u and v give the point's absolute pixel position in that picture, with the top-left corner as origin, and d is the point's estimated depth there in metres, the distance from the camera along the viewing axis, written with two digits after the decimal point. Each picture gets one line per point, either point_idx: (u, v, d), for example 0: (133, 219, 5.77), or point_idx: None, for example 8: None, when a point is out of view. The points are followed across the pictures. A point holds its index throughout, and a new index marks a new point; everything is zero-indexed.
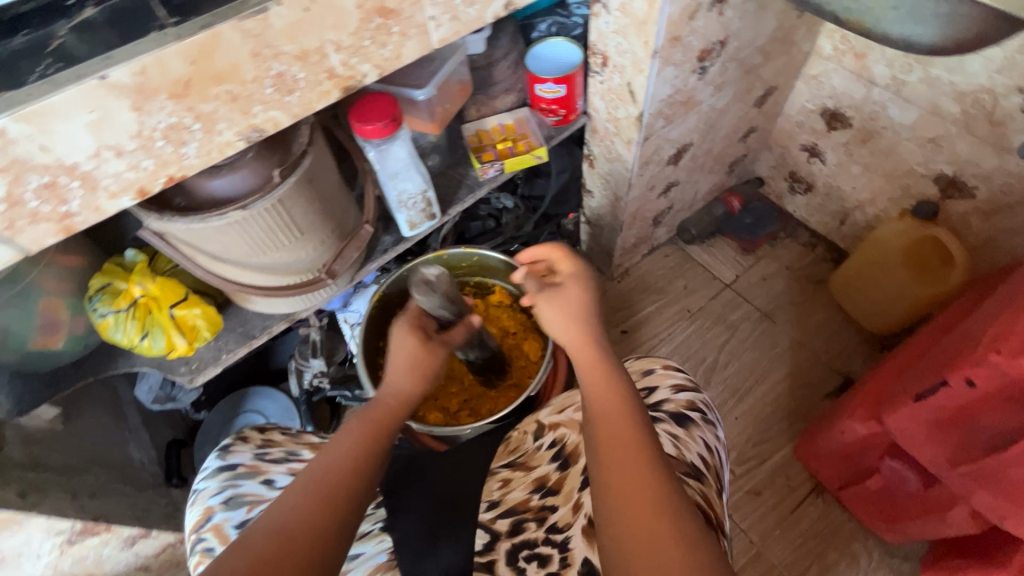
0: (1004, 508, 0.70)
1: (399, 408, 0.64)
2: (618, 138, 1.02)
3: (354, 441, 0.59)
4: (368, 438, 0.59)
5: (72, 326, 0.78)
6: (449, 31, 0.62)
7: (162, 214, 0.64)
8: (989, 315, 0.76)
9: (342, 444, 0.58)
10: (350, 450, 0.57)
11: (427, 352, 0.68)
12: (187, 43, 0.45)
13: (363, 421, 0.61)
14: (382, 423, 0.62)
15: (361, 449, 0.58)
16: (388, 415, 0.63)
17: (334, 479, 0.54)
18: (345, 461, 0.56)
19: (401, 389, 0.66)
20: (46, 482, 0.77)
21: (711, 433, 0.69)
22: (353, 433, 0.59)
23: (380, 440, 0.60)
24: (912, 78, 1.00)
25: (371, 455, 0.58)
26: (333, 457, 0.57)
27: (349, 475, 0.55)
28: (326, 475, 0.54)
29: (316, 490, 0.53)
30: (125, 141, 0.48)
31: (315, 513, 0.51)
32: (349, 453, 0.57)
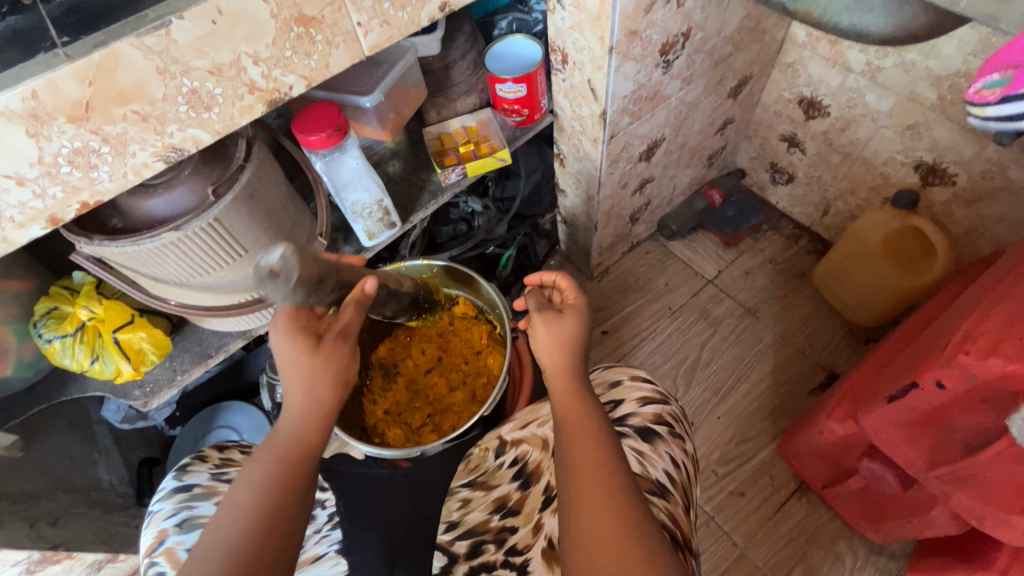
0: (983, 510, 0.67)
1: (309, 437, 0.55)
2: (585, 136, 0.98)
3: (259, 495, 0.51)
4: (279, 471, 0.53)
5: (20, 351, 0.75)
6: (379, 37, 0.62)
7: (93, 237, 0.62)
8: (963, 311, 0.74)
9: (243, 497, 0.51)
10: (255, 506, 0.51)
11: (319, 363, 0.55)
12: (80, 63, 0.45)
13: (268, 454, 0.54)
14: (287, 460, 0.54)
15: (271, 500, 0.51)
16: (295, 445, 0.55)
17: (240, 541, 0.49)
18: (249, 521, 0.50)
19: (305, 412, 0.56)
20: (0, 512, 0.76)
21: (678, 448, 0.66)
22: (260, 469, 0.53)
23: (289, 474, 0.53)
24: (887, 63, 0.97)
25: (284, 492, 0.52)
26: (239, 514, 0.50)
27: (258, 539, 0.49)
28: (229, 535, 0.49)
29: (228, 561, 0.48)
30: (25, 168, 0.48)
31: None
32: (251, 513, 0.50)
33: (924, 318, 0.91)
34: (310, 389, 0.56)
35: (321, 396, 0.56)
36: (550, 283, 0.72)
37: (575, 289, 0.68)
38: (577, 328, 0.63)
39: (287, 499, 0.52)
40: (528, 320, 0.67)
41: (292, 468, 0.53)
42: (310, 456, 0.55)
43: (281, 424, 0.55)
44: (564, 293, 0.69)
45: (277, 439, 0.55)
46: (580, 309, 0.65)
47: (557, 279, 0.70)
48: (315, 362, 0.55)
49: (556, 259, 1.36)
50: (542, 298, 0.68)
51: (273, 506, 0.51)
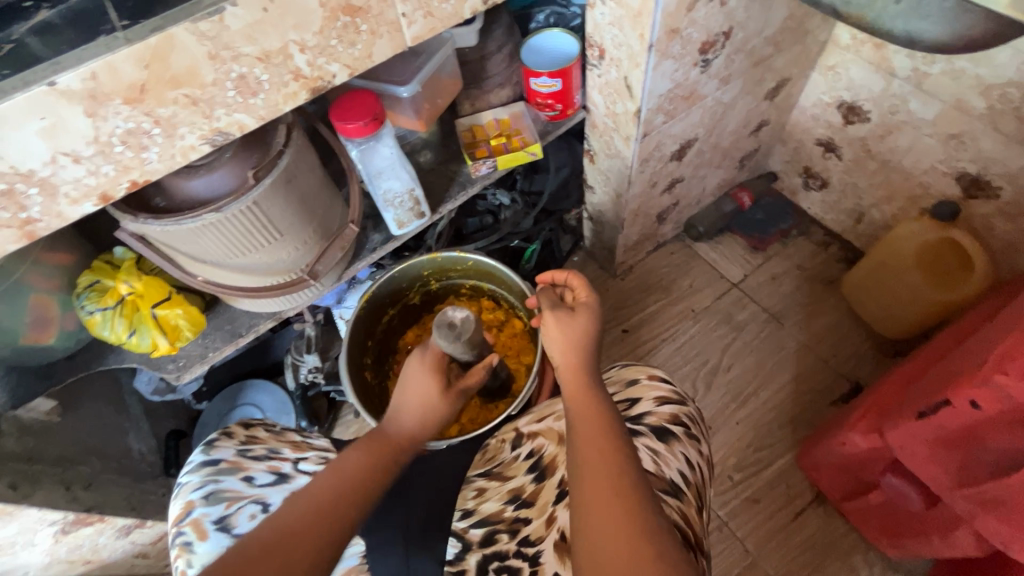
0: (1008, 533, 0.65)
1: (405, 445, 0.65)
2: (617, 133, 0.97)
3: (356, 463, 0.59)
4: (375, 455, 0.62)
5: (63, 321, 0.78)
6: (422, 28, 0.63)
7: (137, 215, 0.64)
8: (1001, 329, 0.72)
9: (345, 464, 0.59)
10: (356, 470, 0.58)
11: (446, 399, 0.70)
12: (137, 47, 0.47)
13: (370, 443, 0.63)
14: (386, 449, 0.63)
15: (368, 472, 0.59)
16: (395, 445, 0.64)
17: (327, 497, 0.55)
18: (341, 488, 0.56)
19: (410, 426, 0.67)
20: (39, 474, 0.79)
21: (693, 448, 0.66)
22: (361, 451, 0.61)
23: (382, 460, 0.61)
24: (934, 70, 0.94)
25: (377, 471, 0.60)
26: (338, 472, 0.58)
27: (350, 494, 0.56)
28: (324, 490, 0.55)
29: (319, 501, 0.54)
30: (81, 147, 0.50)
31: (313, 516, 0.52)
32: (348, 475, 0.58)
33: (956, 335, 0.89)
34: (422, 416, 0.68)
35: (428, 425, 0.68)
36: (562, 283, 0.74)
37: (586, 288, 0.70)
38: (590, 328, 0.65)
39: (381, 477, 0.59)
40: (540, 318, 0.70)
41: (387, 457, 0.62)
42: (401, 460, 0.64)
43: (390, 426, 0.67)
44: (576, 293, 0.71)
45: (382, 437, 0.65)
46: (592, 308, 0.67)
47: (569, 279, 0.72)
48: (435, 400, 0.69)
49: (579, 255, 1.36)
50: (554, 297, 0.71)
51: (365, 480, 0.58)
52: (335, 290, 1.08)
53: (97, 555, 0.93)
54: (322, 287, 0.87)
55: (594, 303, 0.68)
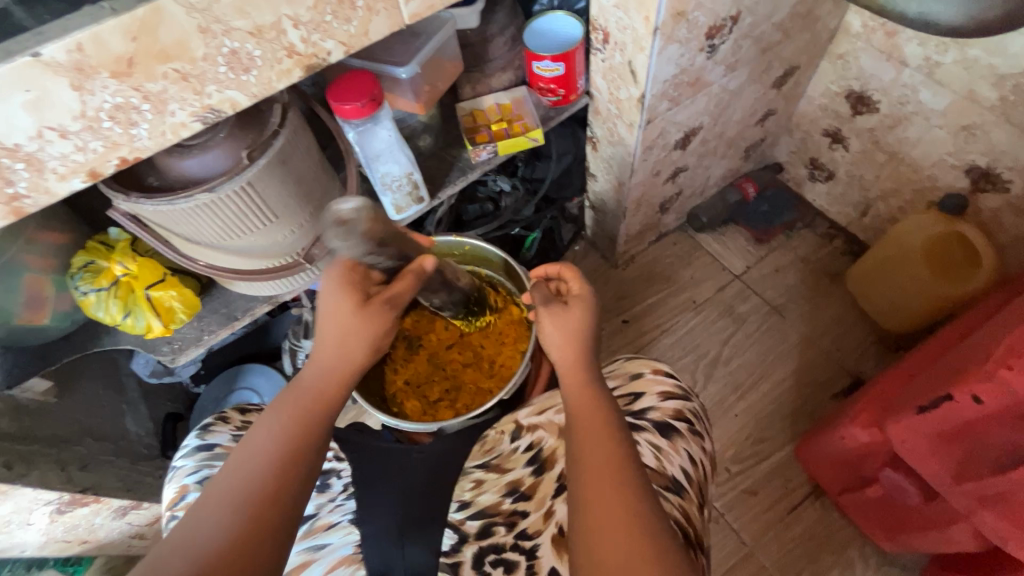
0: (1006, 530, 0.64)
1: (332, 390, 0.58)
2: (620, 120, 0.96)
3: (274, 439, 0.54)
4: (294, 424, 0.55)
5: (57, 302, 0.77)
6: (420, 6, 0.61)
7: (130, 194, 0.63)
8: (1007, 324, 0.70)
9: (260, 445, 0.53)
10: (275, 450, 0.53)
11: (368, 317, 0.58)
12: (124, 18, 0.45)
13: (287, 407, 0.56)
14: (305, 409, 0.56)
15: (288, 448, 0.53)
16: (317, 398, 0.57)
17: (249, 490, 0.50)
18: (262, 471, 0.52)
19: (333, 367, 0.59)
20: (34, 454, 0.79)
21: (697, 445, 0.65)
22: (278, 423, 0.55)
23: (304, 430, 0.55)
24: (946, 59, 0.91)
25: (298, 444, 0.54)
26: (253, 458, 0.52)
27: (275, 480, 0.51)
28: (246, 482, 0.51)
29: (240, 498, 0.50)
30: (69, 122, 0.49)
31: (234, 520, 0.49)
32: (268, 456, 0.52)
33: (960, 331, 0.88)
34: (343, 342, 0.59)
35: (351, 348, 0.59)
36: (555, 276, 0.72)
37: (578, 279, 0.68)
38: (585, 319, 0.63)
39: (304, 452, 0.54)
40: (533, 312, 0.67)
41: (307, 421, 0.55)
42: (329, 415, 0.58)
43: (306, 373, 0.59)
44: (569, 285, 0.69)
45: (300, 391, 0.58)
46: (585, 300, 0.65)
47: (562, 271, 0.70)
48: (354, 323, 0.58)
49: (580, 245, 1.35)
50: (547, 291, 0.67)
51: (288, 459, 0.53)
52: (333, 275, 1.07)
53: (94, 535, 0.94)
54: (318, 271, 0.86)
55: (589, 294, 0.66)
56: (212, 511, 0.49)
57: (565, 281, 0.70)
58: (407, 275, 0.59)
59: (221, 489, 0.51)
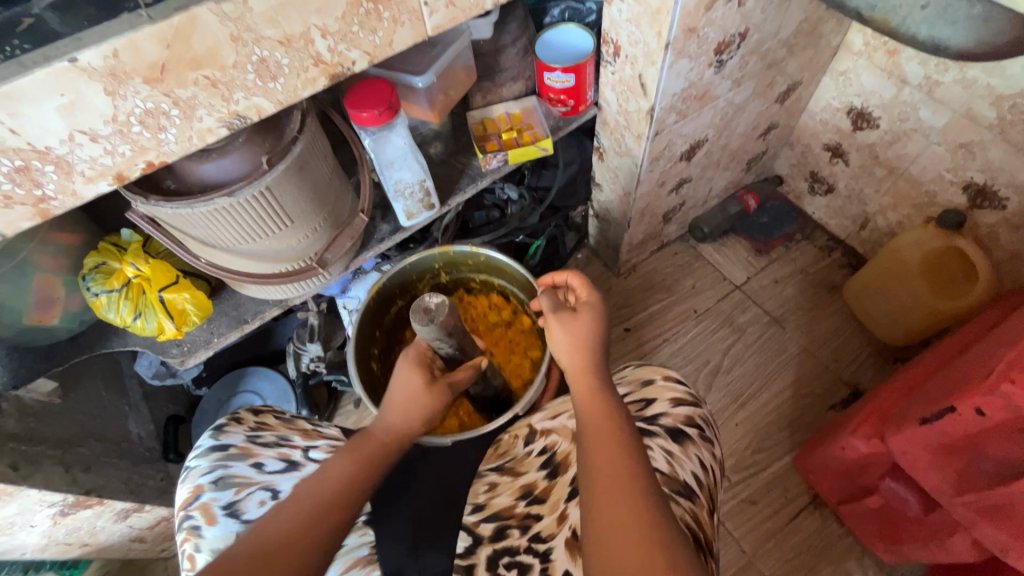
0: (1009, 542, 0.65)
1: (395, 442, 0.63)
2: (628, 131, 0.97)
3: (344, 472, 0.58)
4: (362, 463, 0.60)
5: (67, 303, 0.77)
6: (443, 18, 0.62)
7: (148, 197, 0.64)
8: (1008, 338, 0.72)
9: (328, 475, 0.57)
10: (339, 481, 0.57)
11: (432, 393, 0.67)
12: (160, 26, 0.46)
13: (355, 449, 0.61)
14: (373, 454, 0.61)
15: (350, 482, 0.57)
16: (379, 449, 0.62)
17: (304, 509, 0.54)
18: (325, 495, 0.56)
19: (397, 424, 0.64)
20: (39, 456, 0.78)
21: (707, 451, 0.66)
22: (346, 459, 0.59)
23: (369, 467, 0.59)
24: (946, 79, 0.94)
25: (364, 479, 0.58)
26: (319, 486, 0.56)
27: (338, 497, 0.56)
28: (313, 496, 0.55)
29: (302, 513, 0.53)
30: (99, 125, 0.50)
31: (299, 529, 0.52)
32: (335, 484, 0.57)
33: (958, 344, 0.89)
34: (409, 409, 0.65)
35: (413, 418, 0.65)
36: (563, 284, 0.75)
37: (587, 288, 0.70)
38: (594, 326, 0.65)
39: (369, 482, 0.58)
40: (541, 319, 0.69)
41: (373, 460, 0.60)
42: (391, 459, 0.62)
43: (376, 425, 0.64)
44: (577, 292, 0.71)
45: (365, 441, 0.62)
46: (594, 308, 0.67)
47: (569, 279, 0.73)
48: (421, 390, 0.66)
49: (583, 253, 1.36)
50: (556, 298, 0.70)
51: (346, 487, 0.57)
52: (339, 280, 1.07)
53: (95, 538, 0.93)
54: (329, 276, 0.86)
55: (599, 303, 0.68)
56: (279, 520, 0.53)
57: (573, 289, 0.73)
58: (467, 369, 0.71)
59: (285, 507, 0.54)
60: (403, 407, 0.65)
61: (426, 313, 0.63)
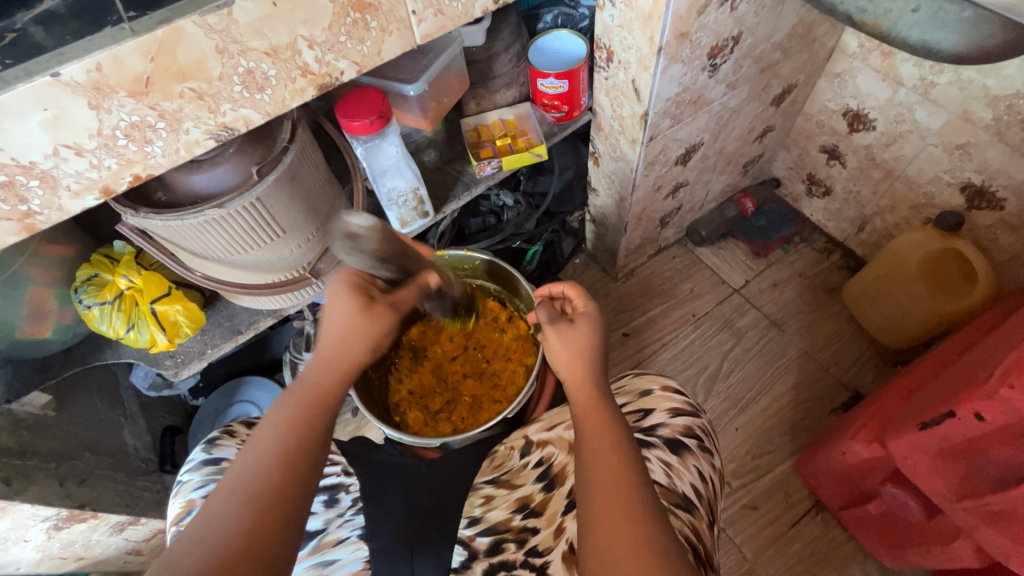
0: (1011, 547, 0.64)
1: (333, 380, 0.56)
2: (623, 136, 0.97)
3: (285, 434, 0.51)
4: (301, 419, 0.53)
5: (60, 316, 0.77)
6: (432, 27, 0.63)
7: (138, 209, 0.63)
8: (1008, 341, 0.71)
9: (268, 448, 0.50)
10: (281, 446, 0.51)
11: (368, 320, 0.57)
12: (144, 39, 0.46)
13: (288, 405, 0.53)
14: (311, 403, 0.54)
15: (297, 445, 0.51)
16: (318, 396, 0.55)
17: (260, 485, 0.48)
18: (271, 466, 0.49)
19: (331, 363, 0.56)
20: (32, 469, 0.77)
21: (706, 462, 0.65)
22: (282, 419, 0.52)
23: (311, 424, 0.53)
24: (941, 80, 0.94)
25: (309, 438, 0.52)
26: (258, 464, 0.49)
27: (286, 474, 0.49)
28: (257, 474, 0.49)
29: (249, 506, 0.47)
30: (84, 139, 0.50)
31: (248, 518, 0.46)
32: (279, 452, 0.50)
33: (957, 347, 0.89)
34: (344, 338, 0.57)
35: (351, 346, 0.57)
36: (560, 296, 0.74)
37: (585, 298, 0.70)
38: (593, 335, 0.65)
39: (314, 441, 0.52)
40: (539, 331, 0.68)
41: (315, 419, 0.53)
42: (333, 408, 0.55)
43: (309, 370, 0.56)
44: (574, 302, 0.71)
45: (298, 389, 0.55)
46: (592, 317, 0.67)
47: (567, 290, 0.72)
48: (350, 321, 0.57)
49: (581, 258, 1.36)
50: (553, 308, 0.70)
51: (292, 455, 0.50)
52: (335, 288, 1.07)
53: (90, 552, 0.92)
54: (323, 286, 0.86)
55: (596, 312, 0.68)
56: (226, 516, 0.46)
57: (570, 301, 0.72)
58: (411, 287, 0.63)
59: (225, 496, 0.48)
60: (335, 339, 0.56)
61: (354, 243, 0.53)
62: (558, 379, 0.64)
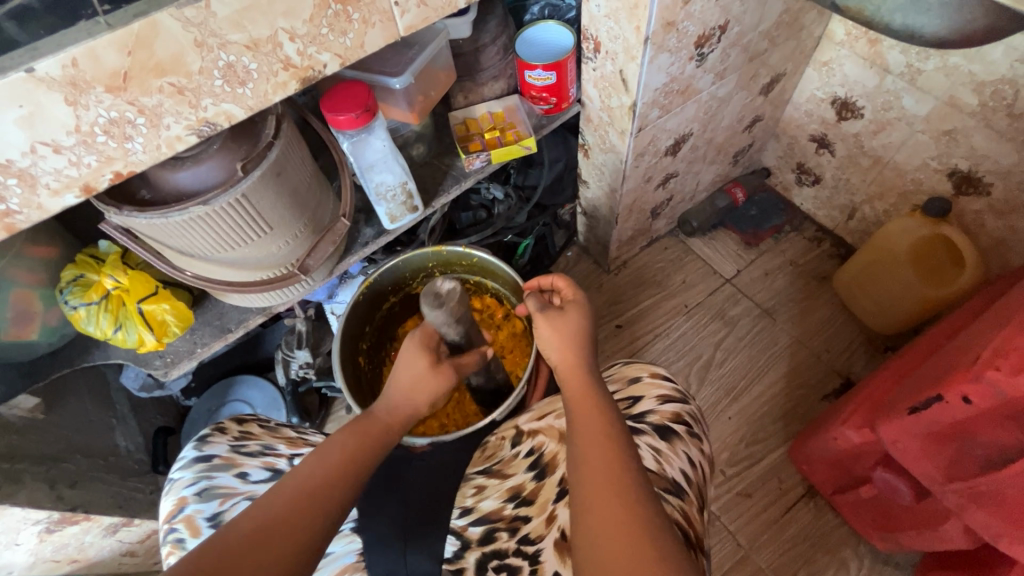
0: (1000, 528, 0.65)
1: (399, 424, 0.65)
2: (612, 128, 0.97)
3: (347, 448, 0.58)
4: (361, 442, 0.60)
5: (46, 317, 0.76)
6: (415, 18, 0.62)
7: (121, 207, 0.63)
8: (995, 325, 0.72)
9: (331, 452, 0.57)
10: (342, 457, 0.57)
11: (438, 376, 0.69)
12: (119, 33, 0.46)
13: (355, 430, 0.61)
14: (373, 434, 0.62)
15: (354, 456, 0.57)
16: (384, 430, 0.63)
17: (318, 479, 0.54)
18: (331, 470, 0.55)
19: (399, 406, 0.66)
20: (21, 473, 0.76)
21: (695, 448, 0.66)
22: (347, 438, 0.60)
23: (371, 445, 0.60)
24: (927, 66, 0.94)
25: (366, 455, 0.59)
26: (313, 466, 0.55)
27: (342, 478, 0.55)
28: (315, 475, 0.54)
29: (304, 496, 0.52)
30: (62, 136, 0.49)
31: (299, 507, 0.51)
32: (339, 460, 0.57)
33: (947, 331, 0.89)
34: (414, 391, 0.67)
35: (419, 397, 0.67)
36: (550, 287, 0.74)
37: (574, 288, 0.70)
38: (582, 324, 0.65)
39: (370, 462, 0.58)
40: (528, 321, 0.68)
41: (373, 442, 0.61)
42: (391, 441, 0.63)
43: (381, 409, 0.65)
44: (562, 293, 0.71)
45: (368, 421, 0.63)
46: (580, 306, 0.67)
47: (555, 281, 0.72)
48: (427, 373, 0.68)
49: (573, 251, 1.35)
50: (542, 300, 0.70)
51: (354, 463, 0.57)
52: (327, 284, 1.06)
53: (84, 554, 0.92)
54: (312, 282, 0.86)
55: (585, 301, 0.68)
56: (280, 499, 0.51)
57: (558, 291, 0.73)
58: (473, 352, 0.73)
59: (285, 483, 0.53)
60: (410, 390, 0.67)
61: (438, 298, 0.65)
62: (551, 370, 0.64)
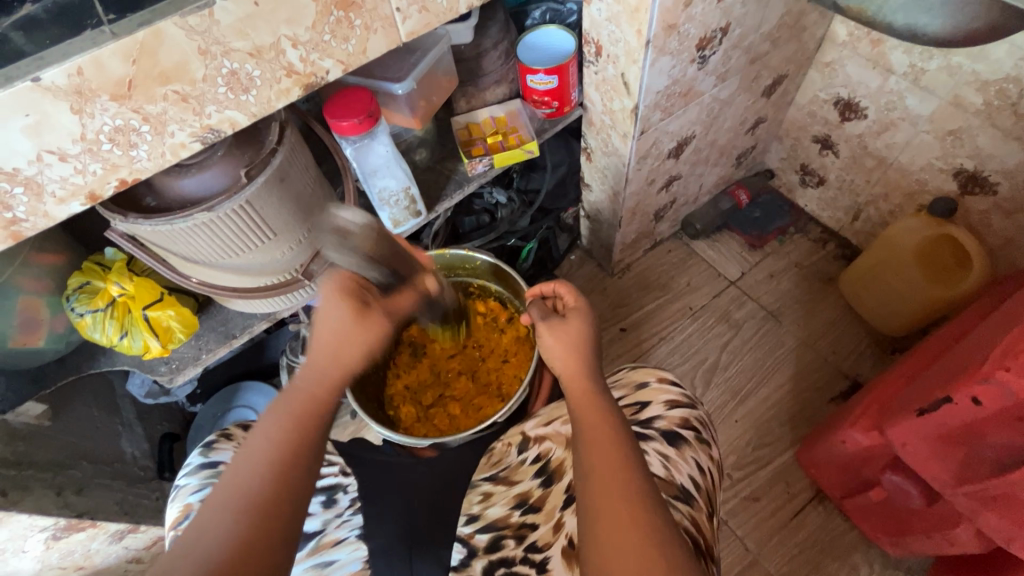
0: (1011, 530, 0.63)
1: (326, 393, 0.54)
2: (614, 131, 0.97)
3: (277, 445, 0.50)
4: (291, 430, 0.51)
5: (52, 324, 0.77)
6: (417, 23, 0.62)
7: (127, 215, 0.63)
8: (1005, 323, 0.72)
9: (261, 452, 0.49)
10: (272, 457, 0.49)
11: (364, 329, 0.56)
12: (125, 42, 0.46)
13: (282, 413, 0.52)
14: (302, 418, 0.52)
15: (287, 450, 0.50)
16: (313, 405, 0.53)
17: (254, 491, 0.47)
18: (263, 475, 0.48)
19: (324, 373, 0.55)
20: (28, 480, 0.77)
21: (704, 453, 0.65)
22: (274, 427, 0.51)
23: (303, 431, 0.51)
24: (931, 66, 0.93)
25: (301, 449, 0.51)
26: (237, 491, 0.47)
27: (278, 484, 0.48)
28: (247, 486, 0.47)
29: (239, 515, 0.46)
30: (68, 144, 0.50)
31: (238, 530, 0.45)
32: (269, 461, 0.49)
33: (955, 333, 0.88)
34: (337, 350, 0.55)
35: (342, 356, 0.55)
36: (551, 294, 0.73)
37: (575, 293, 0.70)
38: (584, 329, 0.65)
39: (306, 455, 0.50)
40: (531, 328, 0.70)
41: (309, 423, 0.52)
42: (327, 415, 0.54)
43: (300, 376, 0.55)
44: (565, 299, 0.71)
45: (291, 398, 0.53)
46: (582, 311, 0.67)
47: (557, 288, 0.72)
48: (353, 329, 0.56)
49: (577, 254, 1.35)
50: (545, 307, 0.70)
51: (288, 459, 0.50)
52: None
53: (90, 561, 0.92)
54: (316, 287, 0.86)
55: (587, 306, 0.68)
56: (209, 534, 0.45)
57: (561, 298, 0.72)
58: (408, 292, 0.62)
59: (214, 509, 0.47)
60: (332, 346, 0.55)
61: (343, 234, 0.53)
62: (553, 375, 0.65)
